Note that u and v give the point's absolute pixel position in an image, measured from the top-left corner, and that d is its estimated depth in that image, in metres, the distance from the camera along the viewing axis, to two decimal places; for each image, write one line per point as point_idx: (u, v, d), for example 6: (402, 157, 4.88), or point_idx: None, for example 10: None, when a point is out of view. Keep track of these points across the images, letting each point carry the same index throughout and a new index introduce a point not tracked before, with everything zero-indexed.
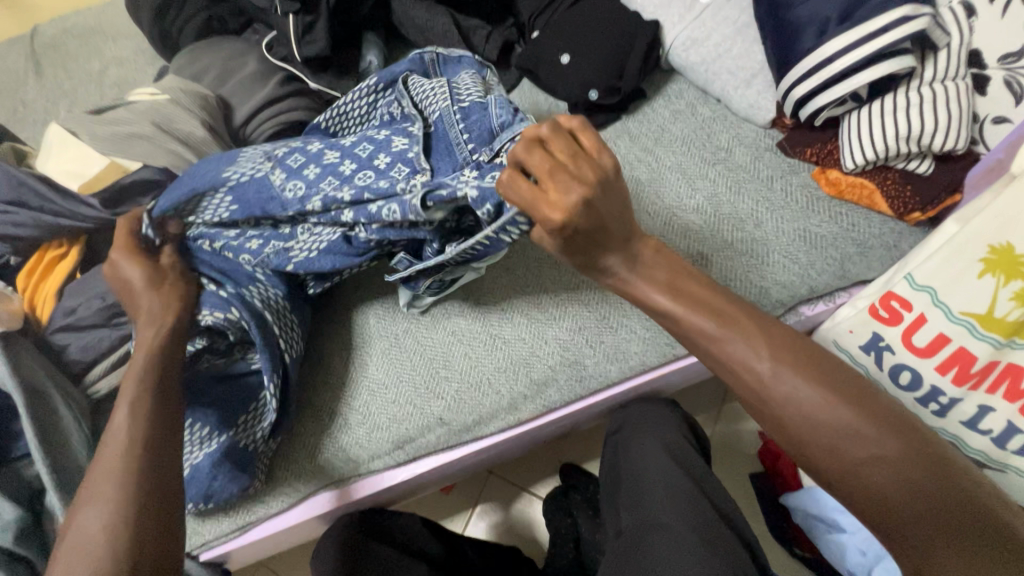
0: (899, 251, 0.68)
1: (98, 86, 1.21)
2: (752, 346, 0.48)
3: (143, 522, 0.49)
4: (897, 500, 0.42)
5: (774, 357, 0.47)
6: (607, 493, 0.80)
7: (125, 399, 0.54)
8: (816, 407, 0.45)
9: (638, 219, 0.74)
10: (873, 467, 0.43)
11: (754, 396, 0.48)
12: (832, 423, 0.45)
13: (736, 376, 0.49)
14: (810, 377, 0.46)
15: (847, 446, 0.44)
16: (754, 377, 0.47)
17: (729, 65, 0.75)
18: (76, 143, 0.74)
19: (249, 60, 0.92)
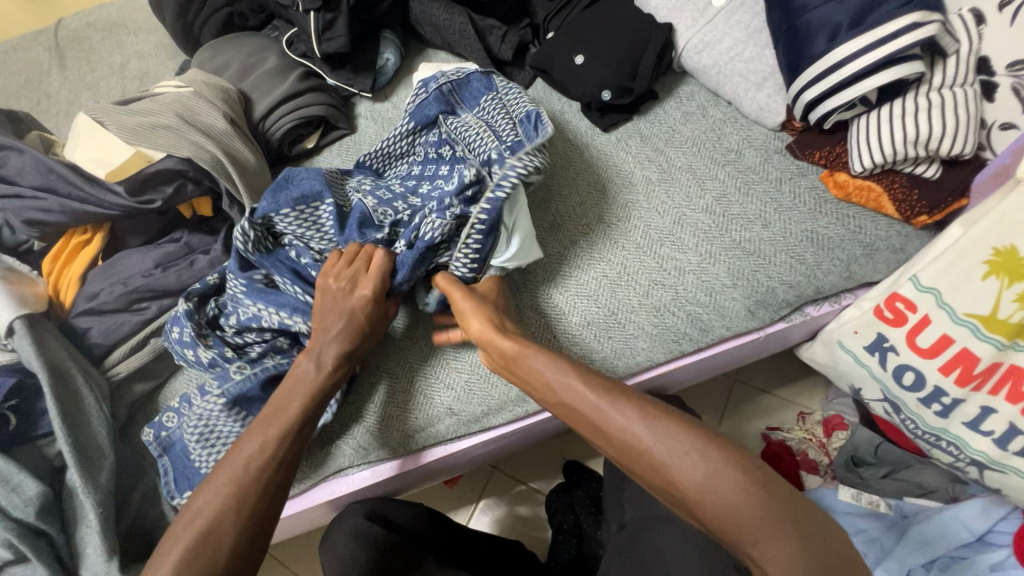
0: (905, 254, 0.69)
1: (120, 79, 1.24)
2: (615, 406, 0.53)
3: (257, 510, 0.53)
4: (724, 508, 0.46)
5: (635, 412, 0.52)
6: (610, 488, 0.81)
7: (296, 397, 0.61)
8: (665, 453, 0.49)
9: (647, 216, 0.76)
10: (723, 502, 0.46)
11: (626, 451, 0.52)
12: (676, 463, 0.48)
13: (609, 436, 0.53)
14: (664, 427, 0.50)
15: (704, 489, 0.47)
16: (622, 431, 0.52)
17: (741, 68, 0.76)
18: (103, 131, 0.76)
19: (270, 56, 0.94)
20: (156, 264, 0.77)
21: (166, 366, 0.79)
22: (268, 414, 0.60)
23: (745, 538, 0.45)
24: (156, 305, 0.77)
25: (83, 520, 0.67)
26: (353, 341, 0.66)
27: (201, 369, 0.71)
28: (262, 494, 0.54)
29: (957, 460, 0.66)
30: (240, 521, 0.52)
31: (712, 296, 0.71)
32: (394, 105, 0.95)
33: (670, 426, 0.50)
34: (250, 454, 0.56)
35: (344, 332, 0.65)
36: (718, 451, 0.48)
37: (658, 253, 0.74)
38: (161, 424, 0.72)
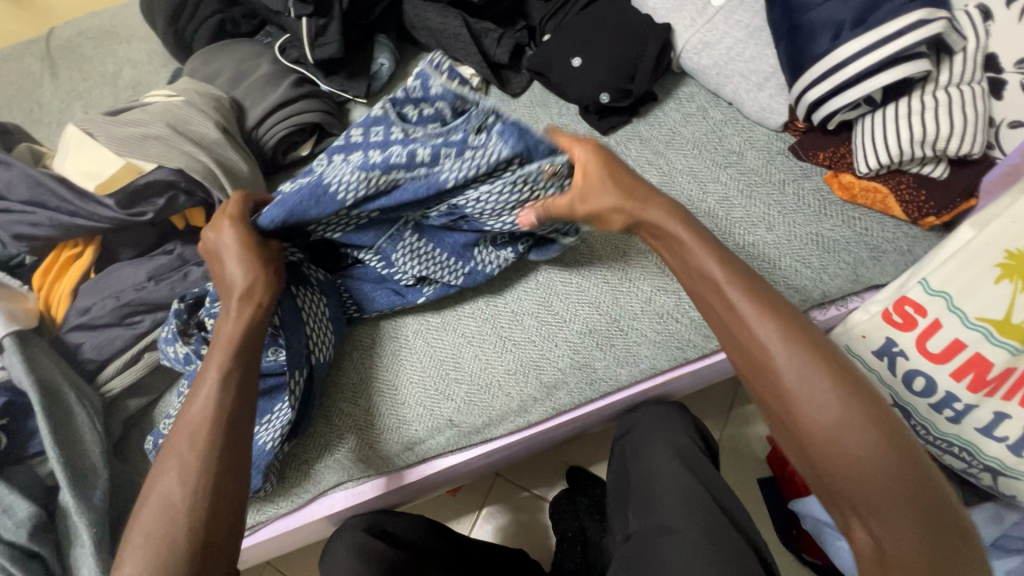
0: (913, 256, 0.68)
1: (112, 88, 1.23)
2: (769, 338, 0.44)
3: (218, 496, 0.49)
4: (862, 472, 0.41)
5: (789, 350, 0.44)
6: (614, 497, 0.79)
7: (218, 355, 0.56)
8: (814, 406, 0.42)
9: None
10: (866, 468, 0.41)
11: (762, 386, 0.45)
12: (819, 416, 0.42)
13: (749, 362, 0.46)
14: (821, 377, 0.43)
15: (835, 438, 0.42)
16: (768, 368, 0.44)
17: (741, 69, 0.75)
18: (91, 142, 0.74)
19: (262, 62, 0.92)
20: (149, 277, 0.76)
21: (161, 381, 0.78)
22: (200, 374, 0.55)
23: (870, 510, 0.41)
24: (149, 319, 0.75)
25: (77, 541, 0.66)
26: (246, 280, 0.60)
27: (179, 366, 0.70)
28: (225, 454, 0.51)
29: (969, 466, 0.65)
30: (177, 537, 0.47)
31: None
32: None
33: (829, 371, 0.43)
34: (198, 417, 0.52)
35: (241, 272, 0.60)
36: (871, 413, 0.41)
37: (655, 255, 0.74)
38: (158, 432, 0.71)
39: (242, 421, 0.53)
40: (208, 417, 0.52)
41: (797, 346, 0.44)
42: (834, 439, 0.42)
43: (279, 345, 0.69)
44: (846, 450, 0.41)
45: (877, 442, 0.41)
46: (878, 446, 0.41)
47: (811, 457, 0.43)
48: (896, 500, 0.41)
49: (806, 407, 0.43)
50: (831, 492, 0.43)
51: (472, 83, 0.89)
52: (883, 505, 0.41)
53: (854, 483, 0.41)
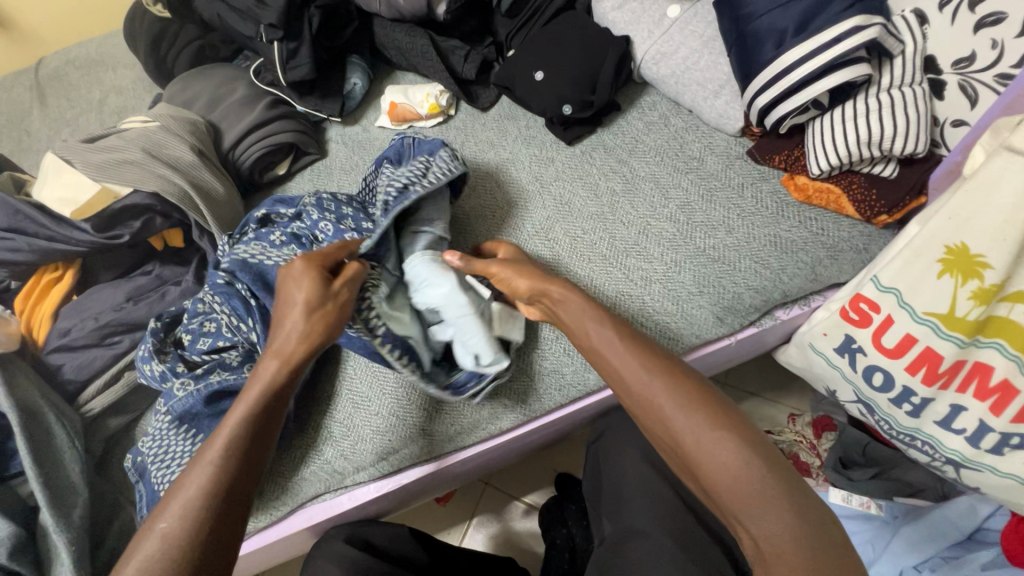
0: (869, 254, 0.69)
1: (98, 114, 1.26)
2: (644, 376, 0.51)
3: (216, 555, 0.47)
4: (725, 478, 0.45)
5: (662, 382, 0.50)
6: (591, 501, 0.80)
7: (240, 405, 0.55)
8: (687, 428, 0.47)
9: (616, 228, 0.76)
10: (726, 470, 0.45)
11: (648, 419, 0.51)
12: (689, 435, 0.47)
13: (634, 401, 0.52)
14: (686, 401, 0.49)
15: (703, 451, 0.46)
16: (647, 402, 0.50)
17: (697, 77, 0.77)
18: (69, 169, 0.77)
19: (238, 86, 0.95)
20: (127, 297, 0.77)
21: (141, 399, 0.79)
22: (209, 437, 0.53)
23: (741, 510, 0.44)
24: (129, 339, 0.77)
25: (57, 559, 0.67)
26: (303, 327, 0.58)
27: (155, 384, 0.71)
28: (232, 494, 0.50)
29: (933, 459, 0.66)
30: None
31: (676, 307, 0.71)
32: (363, 129, 0.96)
33: (694, 396, 0.49)
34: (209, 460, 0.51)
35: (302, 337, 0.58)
36: (727, 426, 0.47)
37: (623, 264, 0.74)
38: (137, 449, 0.72)
39: (248, 477, 0.52)
40: (222, 456, 0.51)
41: (662, 374, 0.51)
42: (705, 453, 0.46)
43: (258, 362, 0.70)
44: (718, 468, 0.45)
45: (734, 445, 0.45)
46: (733, 445, 0.45)
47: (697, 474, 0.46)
48: (759, 493, 0.43)
49: (673, 428, 0.48)
50: (716, 502, 0.46)
51: (442, 99, 0.91)
52: (745, 501, 0.43)
53: (723, 491, 0.45)
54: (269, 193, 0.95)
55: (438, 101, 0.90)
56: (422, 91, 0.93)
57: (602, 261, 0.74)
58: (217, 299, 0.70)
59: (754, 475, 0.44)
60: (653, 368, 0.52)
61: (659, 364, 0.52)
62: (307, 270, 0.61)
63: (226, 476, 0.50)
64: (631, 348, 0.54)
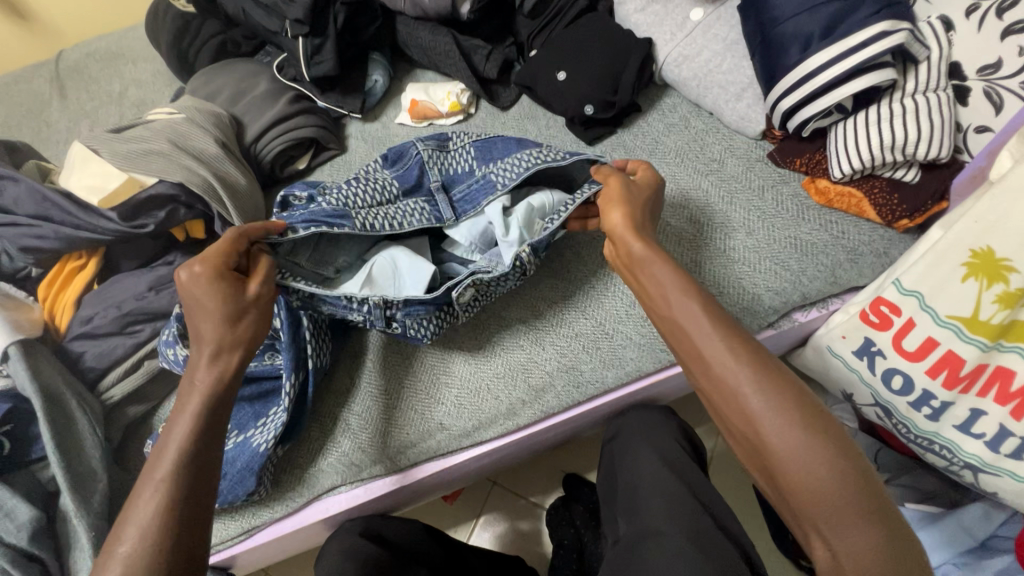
0: (889, 258, 0.69)
1: (118, 107, 1.27)
2: (734, 368, 0.48)
3: (186, 550, 0.47)
4: (813, 488, 0.44)
5: (754, 377, 0.47)
6: (604, 499, 0.80)
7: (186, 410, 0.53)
8: (780, 431, 0.45)
9: (691, 224, 0.75)
10: (815, 480, 0.44)
11: (732, 411, 0.48)
12: (775, 438, 0.45)
13: (717, 389, 0.49)
14: (782, 403, 0.46)
15: (791, 458, 0.45)
16: (733, 394, 0.48)
17: (719, 80, 0.78)
18: (95, 159, 0.77)
19: (261, 80, 0.96)
20: (149, 286, 0.78)
21: (160, 388, 0.80)
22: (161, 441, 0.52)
23: (821, 521, 0.44)
24: (150, 328, 0.78)
25: (75, 544, 0.67)
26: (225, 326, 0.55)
27: (179, 368, 0.71)
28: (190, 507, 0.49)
29: (951, 464, 0.66)
30: None
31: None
32: (383, 126, 0.97)
33: (788, 398, 0.46)
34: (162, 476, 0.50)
35: (218, 347, 0.55)
36: (821, 431, 0.45)
37: (712, 261, 0.72)
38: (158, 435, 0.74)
39: (208, 470, 0.52)
40: (176, 465, 0.50)
41: (760, 374, 0.47)
42: (799, 469, 0.44)
43: (277, 350, 0.72)
44: (809, 479, 0.44)
45: (830, 459, 0.44)
46: (832, 463, 0.44)
47: (777, 478, 0.46)
48: (852, 512, 0.43)
49: (762, 427, 0.46)
50: (796, 510, 0.45)
51: (463, 97, 0.92)
52: (830, 516, 0.43)
53: (806, 500, 0.44)
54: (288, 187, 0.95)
55: (459, 99, 0.92)
56: (443, 89, 0.93)
57: (691, 258, 0.73)
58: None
59: (850, 494, 0.43)
60: (752, 369, 0.48)
61: (757, 361, 0.48)
62: (221, 275, 0.56)
63: (185, 473, 0.50)
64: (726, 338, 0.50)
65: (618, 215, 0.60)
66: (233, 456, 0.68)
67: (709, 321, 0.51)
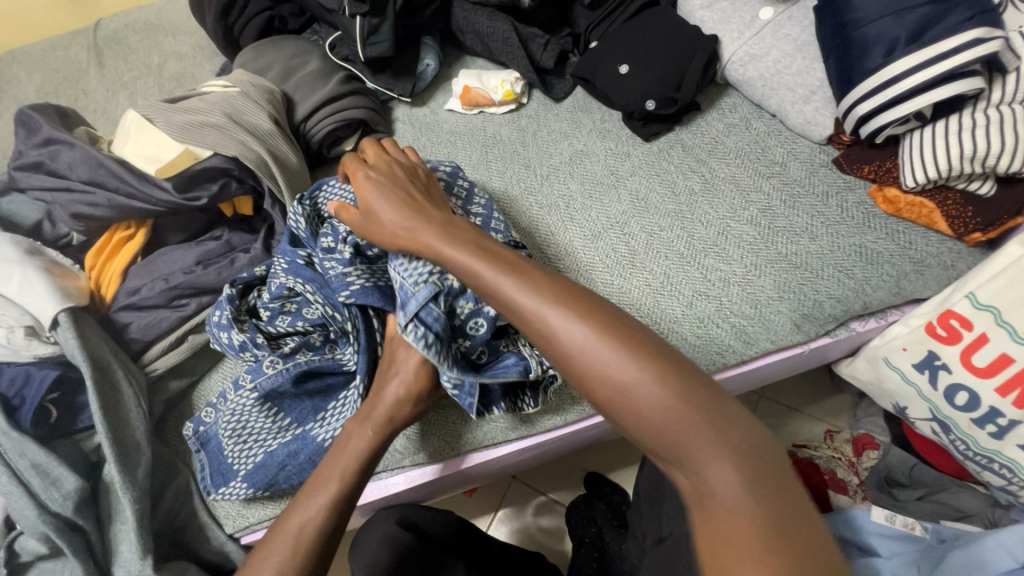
0: (956, 272, 0.68)
1: (156, 79, 1.25)
2: (581, 343, 0.42)
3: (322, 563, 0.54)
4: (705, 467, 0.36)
5: (603, 346, 0.41)
6: (646, 500, 0.79)
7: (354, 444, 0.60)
8: (648, 407, 0.38)
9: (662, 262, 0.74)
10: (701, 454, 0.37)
11: (597, 395, 0.41)
12: (647, 409, 0.39)
13: (573, 372, 0.42)
14: (637, 366, 0.40)
15: (673, 433, 0.38)
16: (590, 375, 0.41)
17: (787, 82, 0.76)
18: (150, 128, 0.77)
19: (311, 59, 0.95)
20: (197, 261, 0.77)
21: (202, 364, 0.79)
22: (323, 469, 0.59)
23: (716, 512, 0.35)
24: (195, 303, 0.77)
25: (118, 516, 0.67)
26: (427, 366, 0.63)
27: (233, 352, 0.71)
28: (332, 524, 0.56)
29: (1009, 484, 0.65)
30: None
31: (721, 326, 0.70)
32: (432, 111, 0.95)
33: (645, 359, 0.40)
34: (318, 505, 0.56)
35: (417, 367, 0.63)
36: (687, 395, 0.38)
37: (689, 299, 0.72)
38: (200, 419, 0.73)
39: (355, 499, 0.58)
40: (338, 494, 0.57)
41: (630, 354, 0.40)
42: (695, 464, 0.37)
43: (338, 344, 0.72)
44: (692, 452, 0.37)
45: (723, 446, 0.37)
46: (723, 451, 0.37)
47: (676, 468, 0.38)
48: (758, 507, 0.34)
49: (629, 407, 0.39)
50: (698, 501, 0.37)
51: (517, 86, 0.90)
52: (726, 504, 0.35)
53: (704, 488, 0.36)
54: (333, 168, 0.94)
55: (513, 88, 0.90)
56: (496, 77, 0.92)
57: (656, 299, 0.72)
58: (304, 286, 0.69)
59: (749, 484, 0.35)
60: (622, 353, 0.40)
61: (621, 340, 0.41)
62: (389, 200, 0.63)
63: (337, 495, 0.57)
64: (589, 323, 0.42)
65: (361, 179, 0.64)
66: (297, 449, 0.68)
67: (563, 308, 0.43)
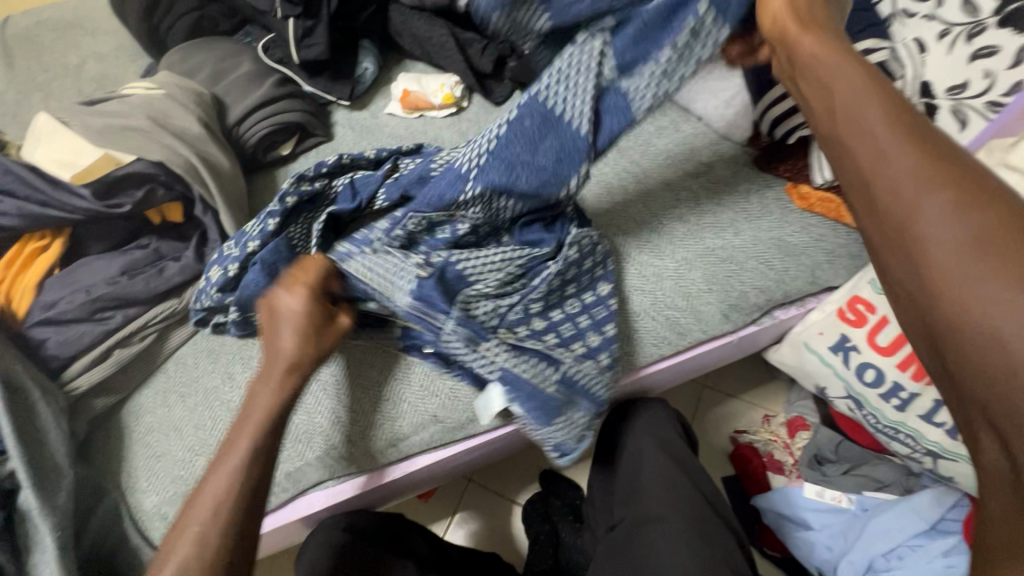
0: (862, 260, 0.75)
1: (75, 81, 1.18)
2: (928, 202, 0.40)
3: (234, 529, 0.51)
4: (995, 336, 0.36)
5: (954, 210, 0.39)
6: (600, 490, 0.82)
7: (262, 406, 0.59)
8: (956, 276, 0.38)
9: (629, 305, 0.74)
10: (1004, 330, 0.35)
11: (890, 242, 0.42)
12: (956, 254, 0.38)
13: (901, 240, 0.41)
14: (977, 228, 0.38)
15: (965, 303, 0.37)
16: (916, 237, 0.40)
17: (710, 86, 0.81)
18: (65, 132, 0.73)
19: (244, 60, 0.92)
20: (122, 271, 0.73)
21: (130, 379, 0.76)
22: (235, 431, 0.58)
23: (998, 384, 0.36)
24: (121, 315, 0.73)
25: (36, 546, 0.62)
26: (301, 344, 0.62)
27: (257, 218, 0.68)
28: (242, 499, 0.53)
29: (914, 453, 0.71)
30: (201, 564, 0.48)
31: (628, 332, 0.74)
32: (373, 115, 0.95)
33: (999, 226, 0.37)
34: (231, 464, 0.55)
35: (297, 343, 0.62)
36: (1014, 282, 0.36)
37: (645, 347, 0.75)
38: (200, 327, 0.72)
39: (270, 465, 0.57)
40: (251, 456, 0.55)
41: (972, 221, 0.38)
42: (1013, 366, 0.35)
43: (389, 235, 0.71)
44: (993, 318, 0.36)
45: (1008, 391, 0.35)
46: (1001, 373, 0.35)
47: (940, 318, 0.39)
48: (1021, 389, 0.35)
49: (968, 287, 0.37)
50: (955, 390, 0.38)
51: (456, 90, 0.92)
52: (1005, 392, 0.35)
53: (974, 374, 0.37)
54: (270, 173, 0.92)
55: (452, 92, 0.91)
56: (436, 81, 0.93)
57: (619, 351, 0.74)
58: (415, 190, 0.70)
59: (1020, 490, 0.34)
60: (980, 229, 0.38)
61: (968, 198, 0.38)
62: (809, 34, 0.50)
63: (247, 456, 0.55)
64: (934, 165, 0.40)
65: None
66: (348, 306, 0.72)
67: (907, 146, 0.42)
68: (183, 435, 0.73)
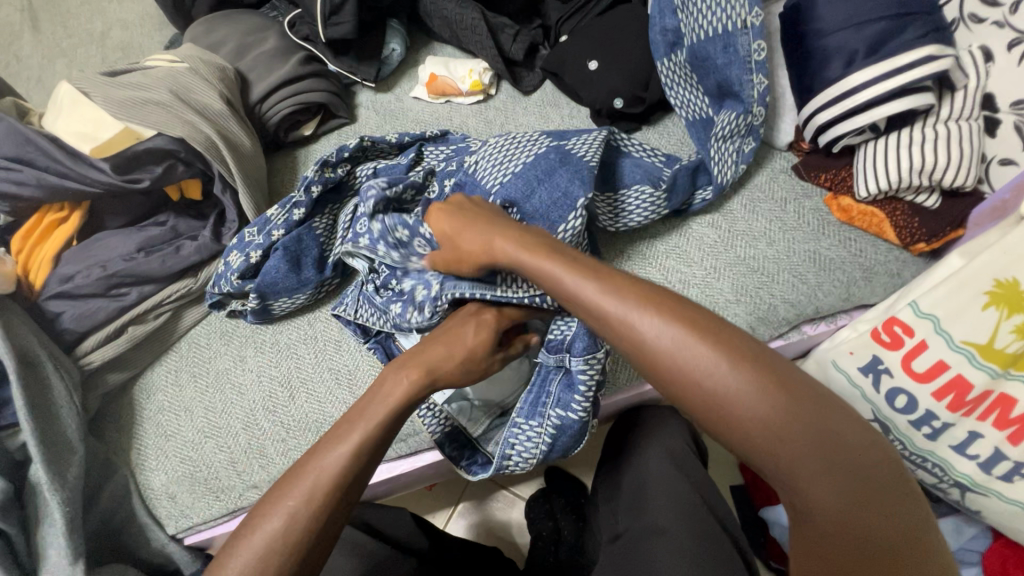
0: (901, 279, 0.71)
1: (99, 48, 1.16)
2: (677, 347, 0.39)
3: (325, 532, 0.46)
4: (776, 454, 0.37)
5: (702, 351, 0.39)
6: (605, 497, 0.80)
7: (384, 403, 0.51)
8: (735, 414, 0.38)
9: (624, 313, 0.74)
10: (770, 446, 0.37)
11: (684, 398, 0.40)
12: (732, 404, 0.38)
13: (667, 381, 0.40)
14: (728, 366, 0.38)
15: (749, 433, 0.38)
16: (685, 379, 0.39)
17: None
18: (86, 103, 0.71)
19: (269, 36, 0.90)
20: (139, 248, 0.72)
21: (143, 356, 0.75)
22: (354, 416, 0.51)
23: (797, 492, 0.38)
24: (137, 292, 0.72)
25: (45, 519, 0.63)
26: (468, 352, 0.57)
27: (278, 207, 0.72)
28: (364, 474, 0.48)
29: (940, 482, 0.68)
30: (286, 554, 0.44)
31: None
32: (397, 98, 0.92)
33: (743, 364, 0.38)
34: (350, 450, 0.48)
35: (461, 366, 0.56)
36: (777, 403, 0.37)
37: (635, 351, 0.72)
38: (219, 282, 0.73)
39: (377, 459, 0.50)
40: (361, 453, 0.48)
41: (726, 366, 0.38)
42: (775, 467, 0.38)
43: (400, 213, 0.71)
44: (758, 440, 0.37)
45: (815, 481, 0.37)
46: (812, 466, 0.37)
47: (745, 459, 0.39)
48: (861, 513, 0.37)
49: (741, 422, 0.38)
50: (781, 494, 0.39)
51: (485, 77, 0.89)
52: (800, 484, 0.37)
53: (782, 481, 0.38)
54: (291, 153, 0.90)
55: (481, 78, 0.88)
56: (464, 66, 0.89)
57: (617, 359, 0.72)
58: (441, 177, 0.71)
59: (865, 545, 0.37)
60: (743, 378, 0.38)
61: (768, 386, 0.37)
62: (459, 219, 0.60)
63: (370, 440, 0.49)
64: (719, 354, 0.38)
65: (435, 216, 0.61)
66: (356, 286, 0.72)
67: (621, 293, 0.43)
68: (193, 416, 0.73)
